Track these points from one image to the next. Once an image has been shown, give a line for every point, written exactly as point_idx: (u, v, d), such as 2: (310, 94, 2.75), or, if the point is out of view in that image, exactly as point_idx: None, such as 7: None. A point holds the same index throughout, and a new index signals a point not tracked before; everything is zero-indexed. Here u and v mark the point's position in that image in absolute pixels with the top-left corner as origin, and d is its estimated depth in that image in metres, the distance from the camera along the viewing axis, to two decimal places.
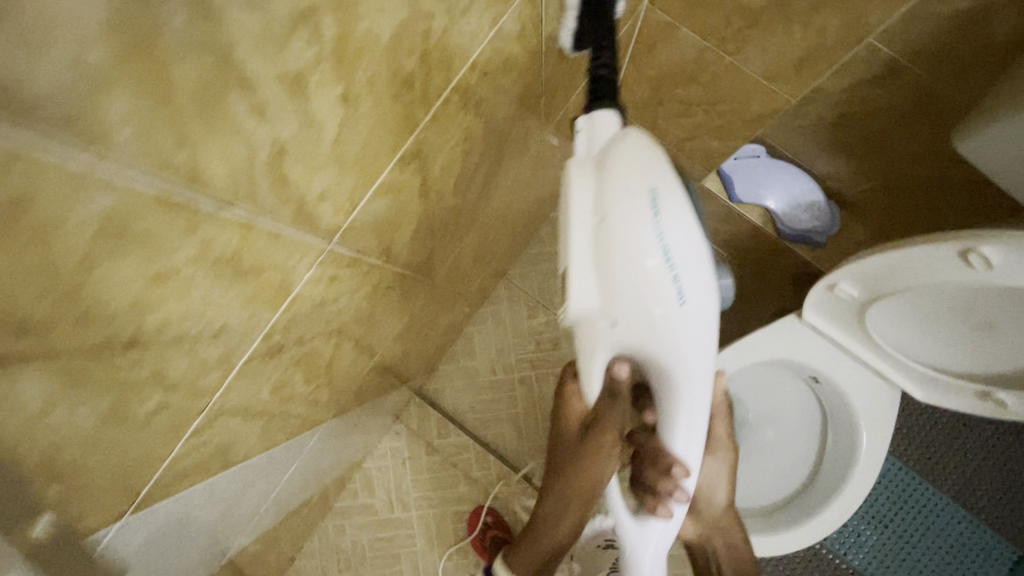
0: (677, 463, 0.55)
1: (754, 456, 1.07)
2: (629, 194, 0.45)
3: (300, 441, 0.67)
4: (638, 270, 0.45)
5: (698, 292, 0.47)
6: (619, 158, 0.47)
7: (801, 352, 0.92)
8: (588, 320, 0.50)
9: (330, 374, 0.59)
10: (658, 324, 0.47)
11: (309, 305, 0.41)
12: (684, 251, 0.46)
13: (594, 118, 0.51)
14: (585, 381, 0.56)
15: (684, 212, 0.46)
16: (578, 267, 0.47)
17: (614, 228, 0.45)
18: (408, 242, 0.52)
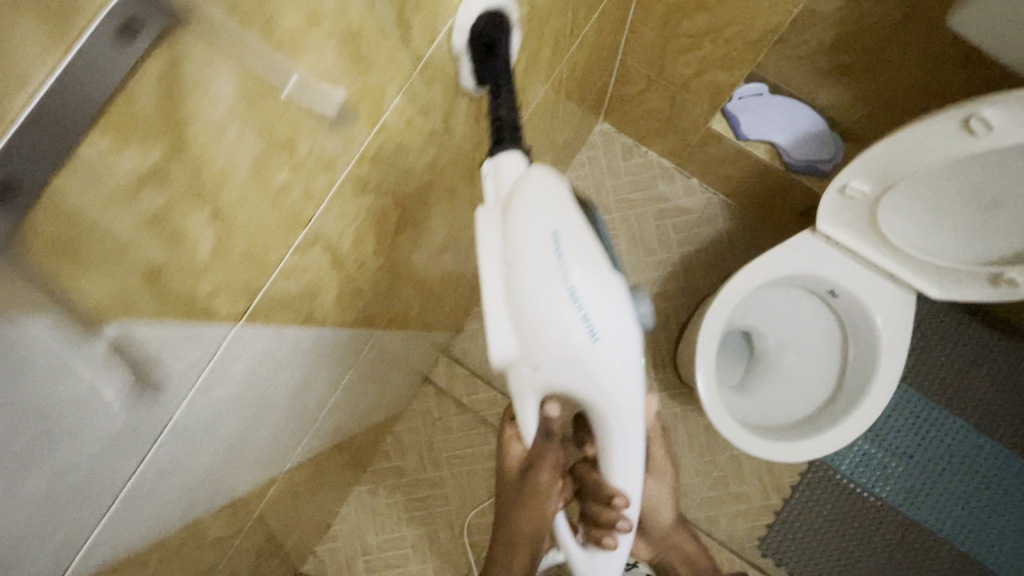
0: (618, 494, 0.65)
1: (779, 379, 1.11)
2: (534, 243, 0.51)
3: (359, 341, 0.72)
4: (550, 316, 0.51)
5: (608, 325, 0.53)
6: (524, 204, 0.52)
7: (818, 264, 0.97)
8: (512, 363, 0.55)
9: (391, 260, 0.64)
10: (577, 360, 0.53)
11: (391, 145, 0.47)
12: (590, 292, 0.52)
13: (497, 163, 0.54)
14: (522, 418, 0.62)
15: (586, 252, 0.52)
16: (496, 318, 0.53)
17: (522, 280, 0.51)
18: (462, 118, 0.58)
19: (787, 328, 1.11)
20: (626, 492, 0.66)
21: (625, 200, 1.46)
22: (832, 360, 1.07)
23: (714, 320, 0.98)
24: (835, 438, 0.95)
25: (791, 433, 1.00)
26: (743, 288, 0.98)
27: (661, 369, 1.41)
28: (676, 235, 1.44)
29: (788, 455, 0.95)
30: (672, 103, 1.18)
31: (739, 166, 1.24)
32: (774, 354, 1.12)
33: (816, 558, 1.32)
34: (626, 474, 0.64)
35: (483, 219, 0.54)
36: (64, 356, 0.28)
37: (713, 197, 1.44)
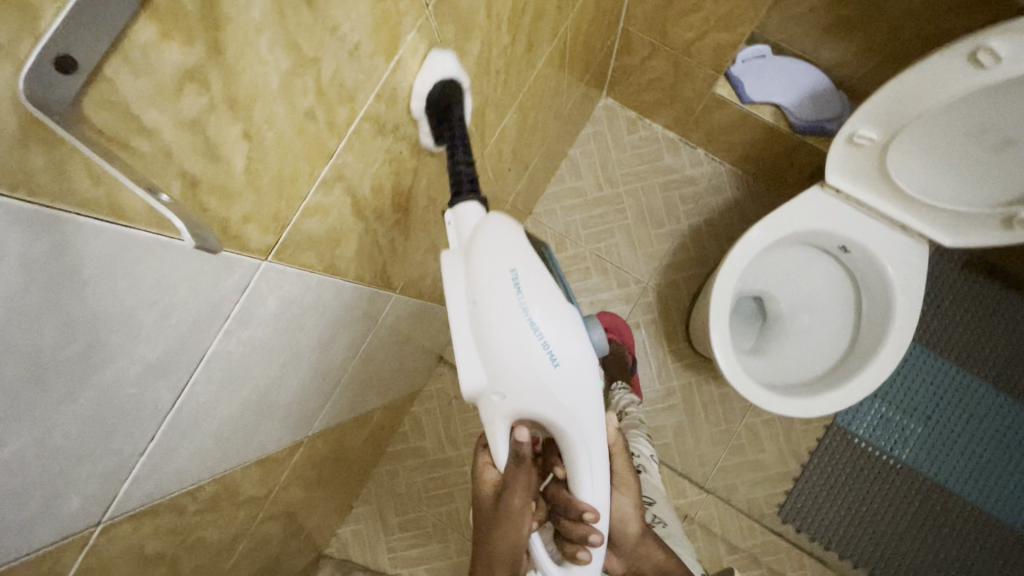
0: (589, 509, 0.73)
1: (793, 341, 1.11)
2: (495, 285, 0.57)
3: (378, 304, 0.73)
4: (512, 350, 0.57)
5: (568, 354, 0.60)
6: (485, 249, 0.57)
7: (828, 220, 0.97)
8: (481, 391, 0.62)
9: (407, 217, 0.65)
10: (541, 388, 0.60)
11: (407, 84, 0.47)
12: (549, 326, 0.58)
13: (458, 211, 0.58)
14: (494, 438, 0.69)
15: (542, 289, 0.58)
16: (465, 353, 0.60)
17: (486, 319, 0.57)
18: (473, 68, 0.59)
19: (798, 289, 1.12)
20: (596, 507, 0.73)
21: (631, 174, 1.46)
22: (845, 318, 1.07)
23: (725, 279, 0.98)
24: (853, 391, 0.95)
25: (807, 390, 1.00)
26: (754, 246, 0.98)
27: (674, 340, 1.41)
28: (683, 206, 1.45)
29: (805, 411, 0.95)
30: (675, 70, 1.19)
31: (744, 131, 1.24)
32: (787, 317, 1.12)
33: (838, 523, 1.31)
34: (592, 487, 0.72)
35: (449, 263, 0.59)
36: (157, 244, 0.31)
37: (719, 167, 1.44)
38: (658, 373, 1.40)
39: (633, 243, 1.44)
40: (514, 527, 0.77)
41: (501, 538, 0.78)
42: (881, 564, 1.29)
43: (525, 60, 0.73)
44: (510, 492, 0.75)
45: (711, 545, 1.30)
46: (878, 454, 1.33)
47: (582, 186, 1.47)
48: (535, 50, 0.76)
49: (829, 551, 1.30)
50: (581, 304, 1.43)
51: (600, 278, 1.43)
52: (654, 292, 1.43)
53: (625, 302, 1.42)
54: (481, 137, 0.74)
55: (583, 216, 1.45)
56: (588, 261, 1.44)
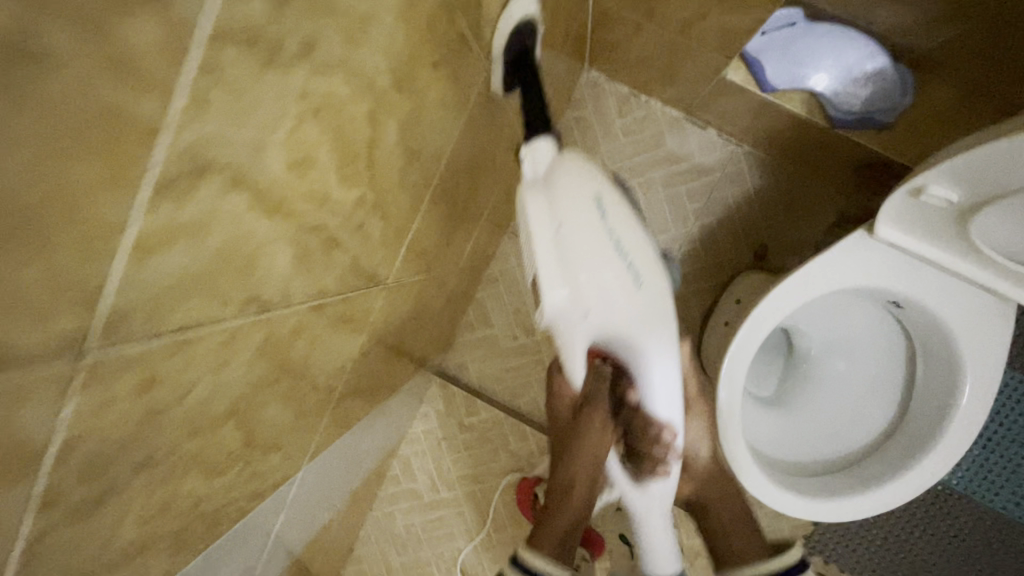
0: (666, 426, 0.61)
1: (823, 398, 0.89)
2: (578, 201, 0.52)
3: (271, 504, 0.57)
4: (600, 265, 0.53)
5: (651, 275, 0.55)
6: (564, 171, 0.54)
7: (878, 274, 0.72)
8: (563, 313, 0.55)
9: (269, 440, 0.47)
10: (628, 307, 0.54)
11: (128, 426, 0.27)
12: (633, 243, 0.54)
13: (530, 143, 0.55)
14: (570, 365, 0.60)
15: (625, 212, 0.54)
16: (547, 271, 0.53)
17: (573, 233, 0.52)
18: (303, 270, 0.37)
19: (833, 329, 0.89)
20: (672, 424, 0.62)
21: (626, 168, 1.18)
22: (895, 376, 0.85)
23: (737, 360, 0.76)
24: (891, 496, 0.76)
25: (864, 475, 0.79)
26: (777, 314, 0.75)
27: None
28: (693, 205, 1.17)
29: (863, 510, 0.77)
30: (670, 51, 0.89)
31: (766, 120, 0.96)
32: (817, 364, 0.91)
33: (874, 555, 1.18)
34: (673, 407, 0.61)
35: (525, 191, 0.55)
36: None
37: (736, 151, 1.15)
38: None
39: None
40: (593, 446, 0.66)
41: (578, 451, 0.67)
42: None
43: (422, 167, 0.49)
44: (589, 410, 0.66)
45: None
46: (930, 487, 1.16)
47: None
48: (445, 137, 0.51)
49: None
50: None
51: None
52: None
53: None
54: (375, 278, 0.52)
55: None
56: None
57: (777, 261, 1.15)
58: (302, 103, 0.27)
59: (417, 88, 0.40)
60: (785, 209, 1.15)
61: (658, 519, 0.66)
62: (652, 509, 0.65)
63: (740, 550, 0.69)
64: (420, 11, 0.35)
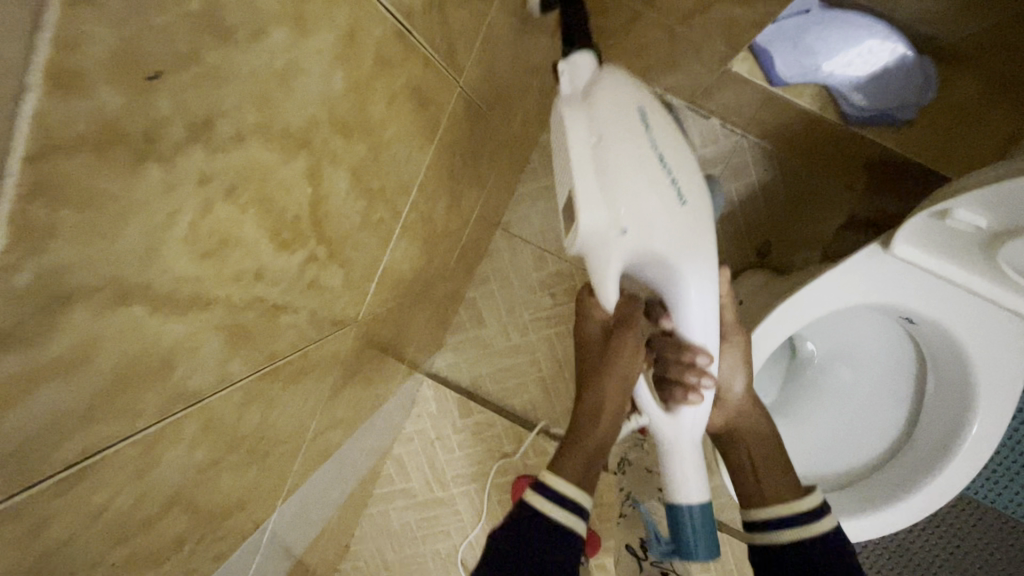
0: (700, 351, 0.59)
1: (825, 407, 0.85)
2: (622, 114, 0.56)
3: (242, 558, 0.53)
4: (641, 175, 0.55)
5: (690, 192, 0.58)
6: (609, 89, 0.58)
7: (889, 290, 0.68)
8: (598, 230, 0.56)
9: (228, 507, 0.43)
10: (666, 218, 0.55)
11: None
12: (674, 158, 0.57)
13: (573, 60, 0.60)
14: (604, 288, 0.61)
15: (667, 131, 0.58)
16: (585, 179, 0.56)
17: (613, 143, 0.55)
18: (243, 347, 0.33)
19: (838, 338, 0.85)
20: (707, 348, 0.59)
21: None
22: (903, 391, 0.81)
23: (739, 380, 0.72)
24: (894, 519, 0.72)
25: (870, 491, 0.75)
26: (780, 332, 0.71)
27: None
28: None
29: (870, 529, 0.73)
30: (670, 40, 0.82)
31: (774, 113, 0.90)
32: (821, 372, 0.87)
33: None
34: (708, 330, 0.59)
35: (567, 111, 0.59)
36: None
37: (740, 142, 1.09)
38: None
39: None
40: (623, 371, 0.62)
41: (607, 375, 0.62)
42: None
43: (388, 203, 0.44)
44: (620, 332, 0.62)
45: None
46: None
47: None
48: (413, 166, 0.46)
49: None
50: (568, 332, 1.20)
51: None
52: None
53: None
54: (341, 323, 0.48)
55: None
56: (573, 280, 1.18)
57: (781, 259, 1.10)
58: (203, 189, 0.22)
59: (368, 129, 0.35)
60: (793, 203, 1.09)
61: (688, 449, 0.62)
62: (681, 438, 0.62)
63: (774, 500, 0.63)
64: (359, 49, 0.29)
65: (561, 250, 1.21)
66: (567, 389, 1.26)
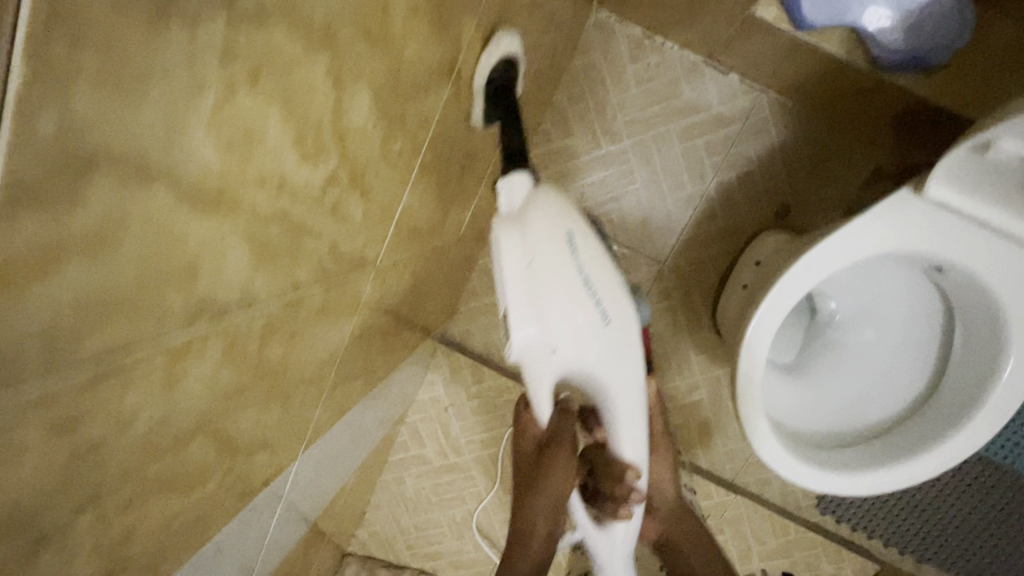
0: (629, 467, 0.66)
1: (847, 367, 0.84)
2: (553, 243, 0.53)
3: (265, 500, 0.54)
4: (571, 308, 0.55)
5: (618, 313, 0.58)
6: (540, 211, 0.53)
7: (918, 237, 0.66)
8: (530, 351, 0.57)
9: (253, 444, 0.43)
10: (594, 344, 0.57)
11: (47, 478, 0.23)
12: (602, 283, 0.56)
13: (511, 179, 0.54)
14: (539, 395, 0.63)
15: (597, 253, 0.55)
16: (518, 310, 0.54)
17: (544, 275, 0.53)
18: (270, 265, 0.32)
19: (860, 291, 0.84)
20: (637, 465, 0.66)
21: (639, 122, 1.10)
22: (931, 346, 0.79)
23: (761, 334, 0.72)
24: (913, 472, 0.72)
25: (887, 446, 0.75)
26: (801, 283, 0.70)
27: (698, 330, 1.18)
28: (711, 158, 1.09)
29: (885, 482, 0.73)
30: None
31: (795, 65, 0.88)
32: (842, 332, 0.86)
33: (897, 519, 1.17)
34: (635, 444, 0.66)
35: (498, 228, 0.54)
36: None
37: (760, 98, 1.05)
38: (679, 368, 1.20)
39: (644, 214, 1.14)
40: (558, 483, 0.71)
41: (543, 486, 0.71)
42: (939, 557, 1.18)
43: (410, 135, 0.43)
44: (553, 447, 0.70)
45: (738, 541, 1.22)
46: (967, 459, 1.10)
47: (572, 145, 1.13)
48: (432, 99, 0.44)
49: (887, 547, 1.19)
50: None
51: None
52: (672, 276, 1.16)
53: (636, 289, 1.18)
54: (362, 262, 0.47)
55: (579, 183, 1.15)
56: None
57: (801, 219, 1.08)
58: (227, 67, 0.22)
59: (389, 41, 0.33)
60: (815, 163, 1.06)
61: (621, 558, 0.71)
62: (616, 548, 0.70)
63: None
64: None
65: None
66: None
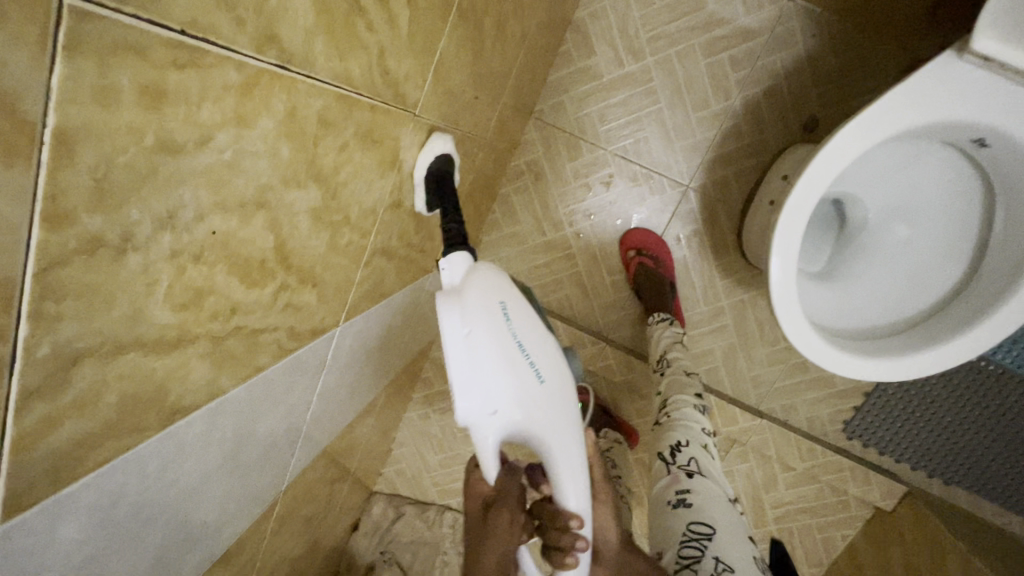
0: (572, 517, 0.61)
1: (878, 268, 0.84)
2: (487, 311, 0.55)
3: (312, 354, 0.55)
4: (504, 368, 0.56)
5: (551, 371, 0.60)
6: (476, 285, 0.56)
7: (960, 105, 0.64)
8: (473, 416, 0.57)
9: (307, 269, 0.44)
10: (530, 404, 0.58)
11: (135, 159, 0.23)
12: (536, 346, 0.59)
13: (451, 257, 0.58)
14: (484, 462, 0.61)
15: (530, 318, 0.59)
16: (456, 378, 0.55)
17: (479, 338, 0.54)
18: (333, 28, 0.32)
19: (892, 189, 0.83)
20: (581, 514, 0.61)
21: (661, 37, 1.08)
22: (967, 232, 0.78)
23: (797, 219, 0.71)
24: (955, 353, 0.71)
25: (924, 334, 0.75)
26: (839, 163, 0.69)
27: (722, 254, 1.17)
28: (735, 73, 1.07)
29: (923, 369, 0.72)
30: None
31: None
32: (874, 234, 0.85)
33: (927, 441, 1.16)
34: (577, 493, 0.62)
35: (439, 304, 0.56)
36: None
37: (787, 7, 1.03)
38: (703, 293, 1.20)
39: (667, 134, 1.13)
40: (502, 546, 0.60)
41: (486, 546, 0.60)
42: (969, 480, 1.16)
43: None
44: (498, 505, 0.60)
45: (764, 467, 1.22)
46: (1001, 373, 1.08)
47: (594, 67, 1.13)
48: None
49: (915, 470, 1.19)
50: (605, 222, 1.20)
51: (627, 187, 1.17)
52: (696, 199, 1.16)
53: (658, 214, 1.18)
54: (406, 99, 0.48)
55: (600, 107, 1.14)
56: (610, 167, 1.17)
57: (830, 131, 1.06)
58: None
59: None
60: (846, 71, 1.04)
61: None
62: None
63: None
64: None
65: (596, 138, 1.16)
66: (604, 284, 1.23)
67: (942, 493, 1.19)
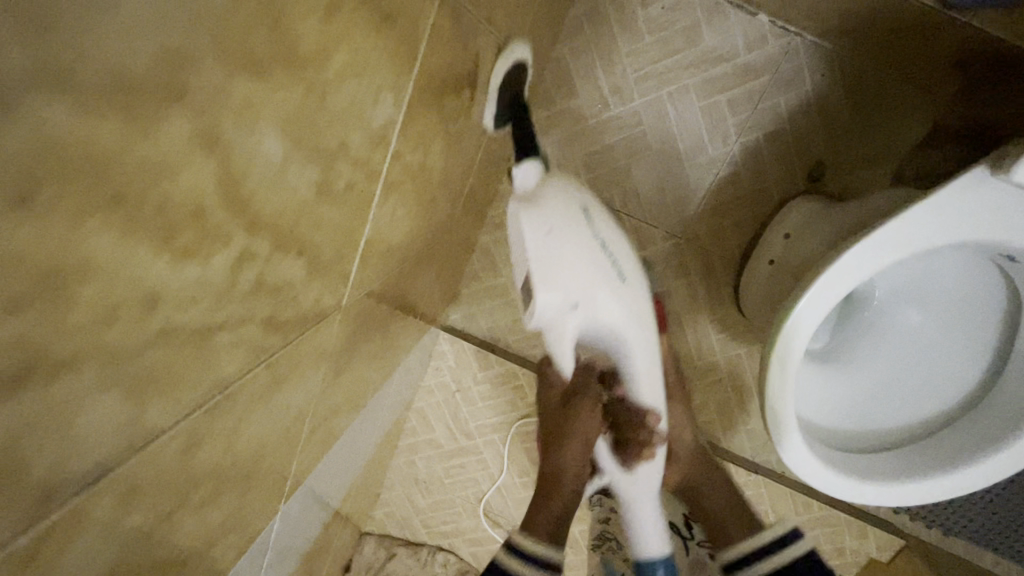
0: (650, 414, 0.67)
1: (887, 356, 0.76)
2: (570, 211, 0.58)
3: (244, 565, 0.48)
4: (589, 262, 0.58)
5: (628, 272, 0.63)
6: (556, 193, 0.58)
7: (994, 229, 0.56)
8: (554, 309, 0.59)
9: (204, 542, 0.37)
10: (613, 298, 0.60)
11: None
12: (615, 246, 0.62)
13: (523, 169, 0.60)
14: (560, 354, 0.64)
15: (607, 223, 0.62)
16: (540, 270, 0.57)
17: (564, 238, 0.57)
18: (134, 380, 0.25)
19: (912, 274, 0.73)
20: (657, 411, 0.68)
21: (650, 77, 0.97)
22: (979, 336, 0.71)
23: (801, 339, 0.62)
24: (957, 484, 0.66)
25: (917, 458, 0.69)
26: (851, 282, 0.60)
27: (717, 307, 1.09)
28: (734, 116, 0.96)
29: (916, 497, 0.67)
30: None
31: None
32: (884, 317, 0.77)
33: None
34: (654, 393, 0.68)
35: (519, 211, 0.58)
36: None
37: (795, 43, 0.91)
38: (697, 348, 1.12)
39: (657, 182, 1.02)
40: (584, 428, 0.71)
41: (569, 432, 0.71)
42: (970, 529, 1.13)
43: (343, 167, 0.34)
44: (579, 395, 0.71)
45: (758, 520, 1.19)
46: None
47: (576, 109, 1.01)
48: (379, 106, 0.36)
49: (915, 521, 1.15)
50: None
51: None
52: (690, 250, 1.06)
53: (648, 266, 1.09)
54: (316, 317, 0.39)
55: (584, 152, 1.03)
56: None
57: (840, 185, 0.96)
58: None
59: (283, 61, 0.27)
60: (858, 119, 0.94)
61: (648, 504, 0.71)
62: (642, 495, 0.70)
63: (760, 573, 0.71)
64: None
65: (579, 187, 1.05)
66: None
67: (946, 542, 1.16)
